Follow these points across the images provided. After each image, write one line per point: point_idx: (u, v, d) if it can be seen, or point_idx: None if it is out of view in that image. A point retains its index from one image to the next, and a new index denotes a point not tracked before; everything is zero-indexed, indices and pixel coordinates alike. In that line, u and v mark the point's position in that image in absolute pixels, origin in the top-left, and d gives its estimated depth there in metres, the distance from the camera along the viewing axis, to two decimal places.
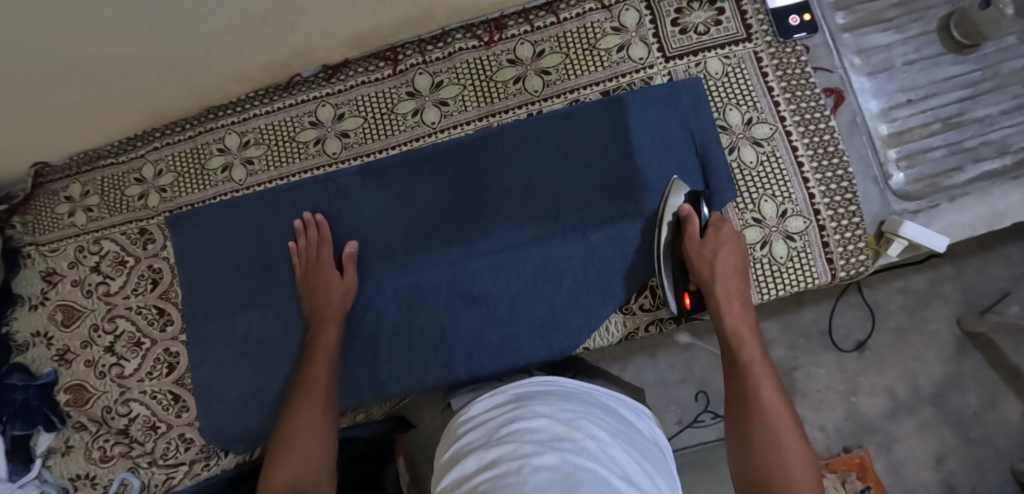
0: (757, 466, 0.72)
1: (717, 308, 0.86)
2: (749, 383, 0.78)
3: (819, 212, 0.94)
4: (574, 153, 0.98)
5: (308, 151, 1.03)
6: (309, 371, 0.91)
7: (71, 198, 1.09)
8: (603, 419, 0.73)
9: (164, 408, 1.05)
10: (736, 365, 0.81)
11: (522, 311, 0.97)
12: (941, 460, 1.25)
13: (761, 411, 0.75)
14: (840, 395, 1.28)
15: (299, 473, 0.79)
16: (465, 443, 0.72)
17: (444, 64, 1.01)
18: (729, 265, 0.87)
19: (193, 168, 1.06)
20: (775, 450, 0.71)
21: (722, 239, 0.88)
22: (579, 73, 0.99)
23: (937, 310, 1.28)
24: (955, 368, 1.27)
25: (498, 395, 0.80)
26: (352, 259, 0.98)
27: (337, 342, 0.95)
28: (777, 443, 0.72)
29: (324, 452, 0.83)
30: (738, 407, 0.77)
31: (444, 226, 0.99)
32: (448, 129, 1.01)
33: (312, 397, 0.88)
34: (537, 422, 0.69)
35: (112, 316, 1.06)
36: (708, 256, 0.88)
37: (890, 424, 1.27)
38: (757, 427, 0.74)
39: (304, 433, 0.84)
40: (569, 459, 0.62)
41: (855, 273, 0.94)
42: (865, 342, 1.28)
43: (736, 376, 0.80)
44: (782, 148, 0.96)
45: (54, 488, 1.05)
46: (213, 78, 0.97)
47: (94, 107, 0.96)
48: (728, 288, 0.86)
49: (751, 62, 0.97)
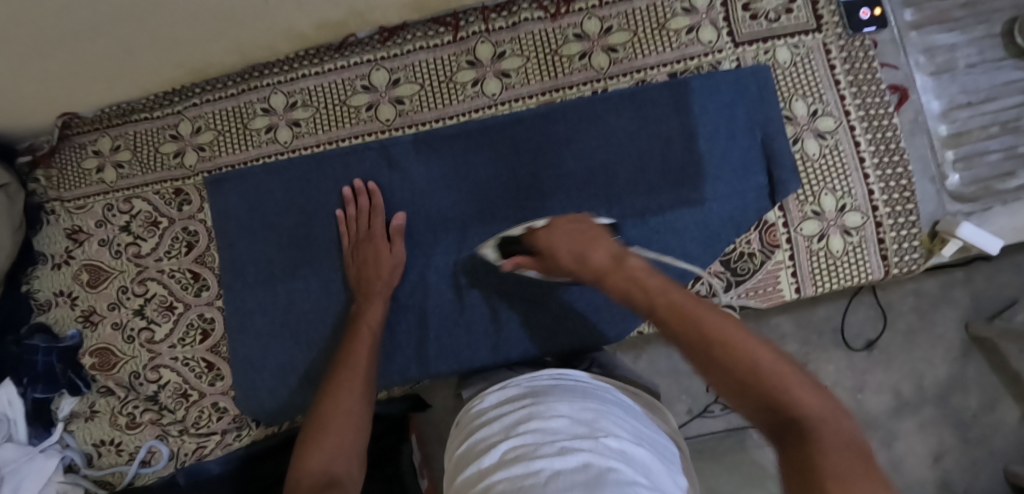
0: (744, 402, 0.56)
1: (573, 260, 0.76)
2: (680, 335, 0.61)
3: (877, 208, 0.95)
4: (638, 134, 0.95)
5: (359, 116, 0.99)
6: (349, 351, 0.85)
7: (101, 152, 1.05)
8: (624, 419, 0.70)
9: (196, 376, 1.01)
10: (625, 287, 0.69)
11: (577, 294, 0.96)
12: (938, 458, 1.29)
13: (701, 342, 0.59)
14: (847, 392, 1.32)
15: (332, 463, 0.71)
16: (479, 438, 0.71)
17: (508, 34, 0.97)
18: (572, 244, 0.76)
19: (236, 128, 1.02)
20: (747, 370, 0.56)
21: (562, 230, 0.79)
22: (646, 53, 0.97)
23: (946, 313, 1.31)
24: (958, 371, 1.30)
25: (510, 386, 0.79)
26: (399, 231, 0.94)
27: (381, 319, 0.91)
28: (735, 364, 0.57)
29: (357, 439, 0.76)
30: (693, 358, 0.60)
31: (500, 203, 0.96)
32: (510, 102, 0.97)
33: (347, 383, 0.80)
34: (554, 423, 0.66)
35: (143, 279, 1.03)
36: (553, 256, 0.78)
37: (892, 422, 1.31)
38: (713, 355, 0.58)
39: (337, 419, 0.76)
40: (592, 461, 0.59)
41: (907, 271, 0.96)
42: (875, 341, 1.31)
43: (668, 328, 0.63)
44: (845, 142, 0.95)
45: (77, 453, 1.02)
46: (266, 33, 0.92)
47: (137, 57, 0.91)
48: (587, 258, 0.74)
49: (820, 54, 0.96)
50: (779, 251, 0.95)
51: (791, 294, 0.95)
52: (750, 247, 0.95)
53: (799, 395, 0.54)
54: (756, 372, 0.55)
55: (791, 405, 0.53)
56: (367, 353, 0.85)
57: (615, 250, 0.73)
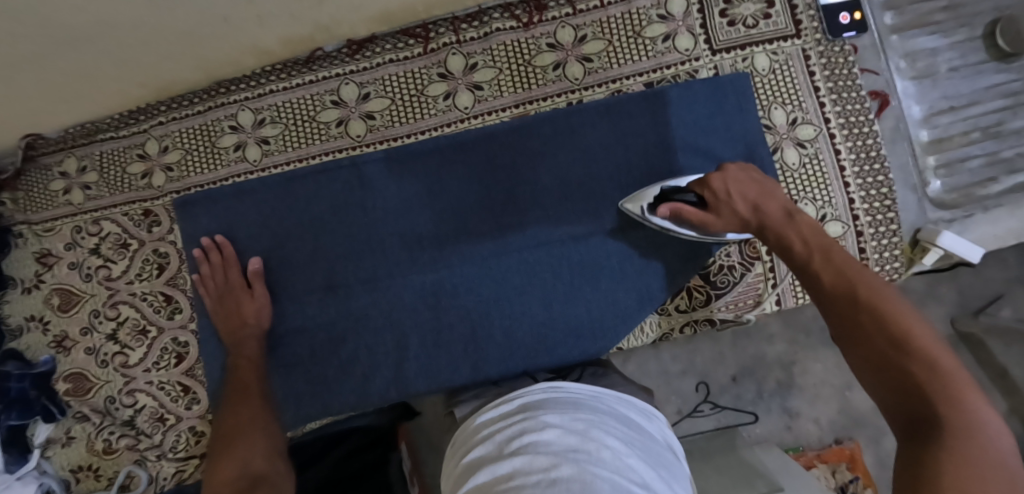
0: (884, 366, 0.62)
1: (772, 234, 0.80)
2: (850, 305, 0.68)
3: (858, 218, 0.94)
4: (614, 147, 0.94)
5: (329, 132, 0.97)
6: (238, 375, 0.90)
7: (67, 174, 1.03)
8: (615, 426, 0.70)
9: (172, 400, 1.00)
10: (830, 265, 0.73)
11: (556, 310, 0.95)
12: None
13: (874, 310, 0.65)
14: (835, 389, 1.32)
15: (247, 463, 0.76)
16: (477, 455, 0.70)
17: (480, 45, 0.95)
18: (753, 192, 0.83)
19: (204, 146, 0.99)
20: (895, 338, 0.62)
21: (738, 179, 0.84)
22: (622, 62, 0.94)
23: (935, 310, 1.28)
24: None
25: (505, 402, 0.78)
26: (257, 275, 0.95)
27: (260, 355, 0.93)
28: (916, 354, 0.60)
29: (269, 444, 0.81)
30: (845, 327, 0.67)
31: (476, 219, 0.95)
32: (482, 115, 0.95)
33: (244, 401, 0.86)
34: (548, 433, 0.66)
35: (115, 302, 1.01)
36: (725, 212, 0.84)
37: (875, 420, 1.32)
38: (875, 322, 0.65)
39: (244, 430, 0.82)
40: (586, 471, 0.60)
41: (889, 281, 0.95)
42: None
43: (835, 303, 0.69)
44: (825, 150, 0.94)
45: (55, 479, 1.00)
46: (228, 51, 0.90)
47: (94, 78, 0.88)
48: (763, 217, 0.81)
49: (800, 60, 0.94)
50: (759, 263, 0.94)
51: (771, 306, 0.94)
52: (730, 260, 0.93)
53: (955, 383, 0.57)
54: (935, 367, 0.59)
55: (929, 399, 0.57)
56: (252, 372, 0.91)
57: (810, 235, 0.77)
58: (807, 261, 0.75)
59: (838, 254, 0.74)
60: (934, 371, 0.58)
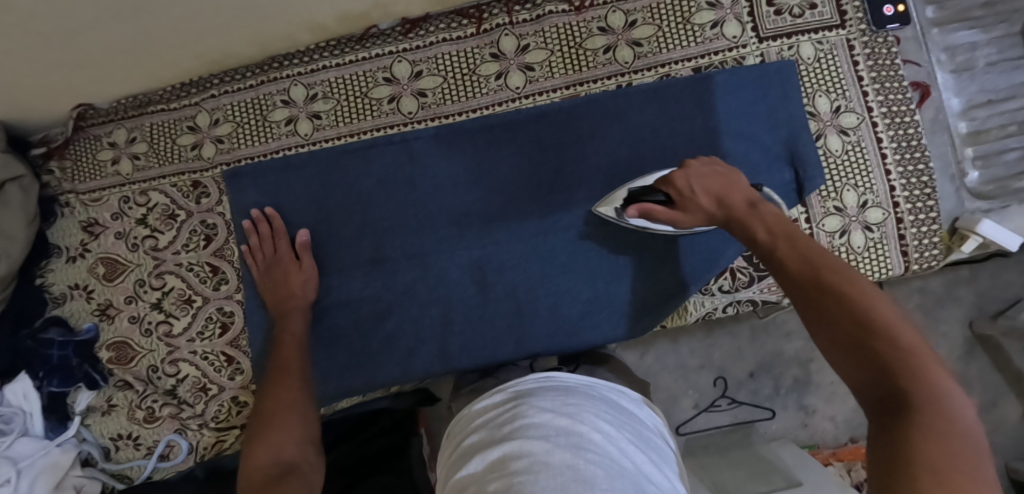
0: (853, 347, 0.58)
1: (737, 221, 0.76)
2: (815, 284, 0.63)
3: (898, 205, 0.96)
4: (662, 130, 0.96)
5: (381, 109, 0.98)
6: (279, 352, 0.88)
7: (115, 144, 1.03)
8: (605, 410, 0.73)
9: (215, 370, 1.01)
10: (794, 250, 0.68)
11: (602, 289, 0.96)
12: None
13: (841, 290, 0.61)
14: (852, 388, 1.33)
15: (279, 453, 0.74)
16: (471, 442, 0.72)
17: (532, 27, 0.97)
18: (717, 186, 0.80)
19: (255, 119, 1.00)
20: (863, 317, 0.58)
21: (702, 173, 0.82)
22: (671, 47, 0.96)
23: (951, 312, 1.31)
24: (962, 368, 1.31)
25: (501, 390, 0.80)
26: (305, 247, 0.96)
27: (304, 331, 0.93)
28: (881, 337, 0.57)
29: (306, 425, 0.80)
30: (811, 308, 0.62)
31: (524, 197, 0.96)
32: (533, 96, 0.97)
33: (284, 379, 0.84)
34: (538, 419, 0.68)
35: (161, 272, 1.02)
36: (691, 203, 0.80)
37: None
38: (843, 299, 0.60)
39: (280, 412, 0.79)
40: (578, 456, 0.62)
41: (927, 267, 0.97)
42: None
43: (799, 283, 0.65)
44: (867, 138, 0.96)
45: (95, 447, 1.01)
46: (287, 24, 0.92)
47: (155, 47, 0.90)
48: (729, 208, 0.77)
49: (844, 50, 0.96)
50: None
51: None
52: None
53: (921, 367, 0.54)
54: (903, 346, 0.55)
55: (898, 384, 0.53)
56: (294, 350, 0.89)
57: (775, 222, 0.73)
58: (771, 245, 0.71)
59: (800, 238, 0.70)
60: (901, 353, 0.55)
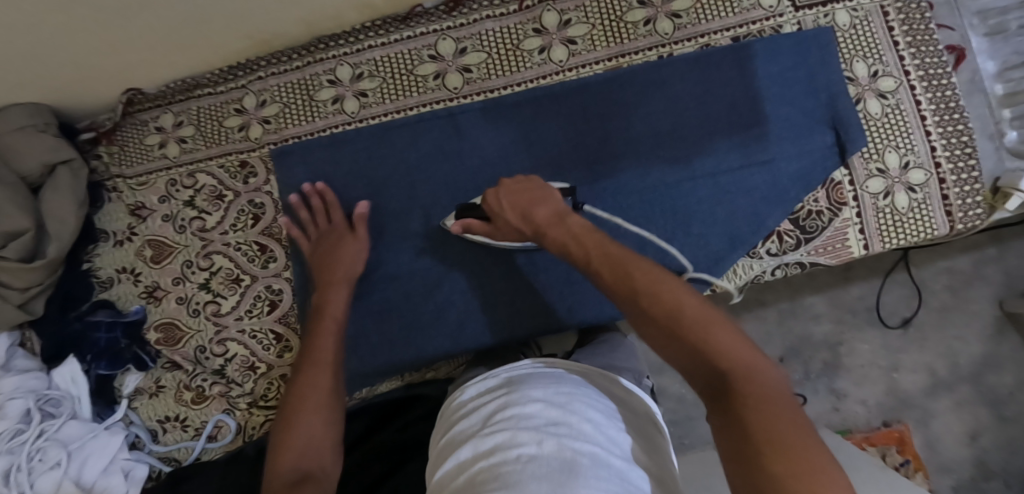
0: (673, 343, 0.59)
1: (546, 232, 0.78)
2: (628, 287, 0.65)
3: (940, 165, 0.97)
4: (705, 97, 0.97)
5: (426, 85, 1.00)
6: (313, 342, 0.84)
7: (163, 128, 1.05)
8: (599, 401, 0.69)
9: (264, 348, 1.01)
10: (598, 260, 0.70)
11: (653, 255, 0.96)
12: (974, 438, 1.29)
13: (649, 290, 0.63)
14: (882, 371, 1.31)
15: (302, 459, 0.71)
16: (460, 429, 0.70)
17: (573, 2, 0.99)
18: (528, 198, 0.82)
19: (301, 99, 1.02)
20: (669, 310, 0.60)
21: (512, 190, 0.84)
22: (710, 18, 0.98)
23: (978, 292, 1.31)
24: (992, 349, 1.30)
25: (489, 377, 0.77)
26: (361, 219, 0.96)
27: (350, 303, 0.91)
28: (688, 327, 0.58)
29: (330, 427, 0.76)
30: (631, 311, 0.64)
31: (572, 168, 0.97)
32: (577, 68, 0.99)
33: (316, 372, 0.80)
34: (529, 408, 0.65)
35: (208, 252, 1.02)
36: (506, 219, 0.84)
37: (928, 402, 1.30)
38: (649, 299, 0.62)
39: (307, 410, 0.76)
40: (567, 445, 0.59)
41: (972, 226, 0.97)
42: (910, 319, 1.32)
43: (616, 289, 0.66)
44: (906, 101, 0.98)
45: (143, 430, 1.01)
46: (339, 2, 0.94)
47: (210, 25, 0.92)
48: (540, 221, 0.79)
49: (879, 16, 0.99)
50: (846, 208, 0.97)
51: (860, 250, 0.97)
52: (818, 204, 0.96)
53: (726, 347, 0.56)
54: (705, 335, 0.57)
55: (716, 368, 0.55)
56: (330, 342, 0.84)
57: (579, 231, 0.75)
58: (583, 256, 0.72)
59: (607, 243, 0.71)
60: (709, 339, 0.57)
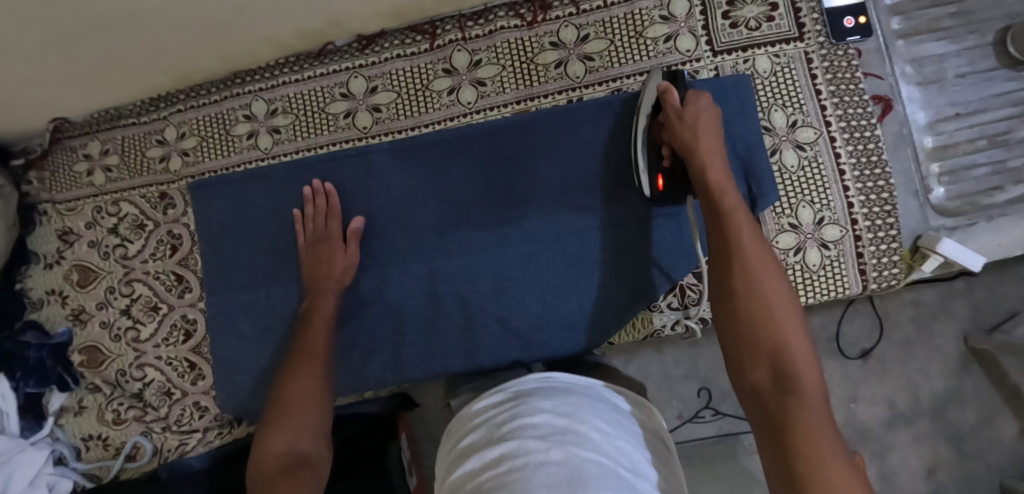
0: (750, 338, 0.68)
1: (697, 164, 0.82)
2: (737, 264, 0.73)
3: (856, 222, 0.93)
4: (615, 144, 0.95)
5: (337, 124, 1.00)
6: (306, 338, 0.89)
7: (91, 156, 1.08)
8: (605, 409, 0.71)
9: (179, 375, 1.04)
10: (724, 241, 0.76)
11: (551, 304, 0.96)
12: (932, 471, 1.24)
13: (749, 281, 0.71)
14: (840, 401, 1.26)
15: (296, 442, 0.77)
16: (469, 441, 0.70)
17: (484, 42, 0.97)
18: (709, 129, 0.84)
19: (219, 133, 1.04)
20: (763, 314, 0.69)
21: (700, 109, 0.85)
22: (624, 62, 0.96)
23: (944, 325, 1.25)
24: (955, 382, 1.24)
25: (500, 390, 0.78)
26: (355, 234, 0.96)
27: (333, 314, 0.94)
28: (779, 332, 0.67)
29: (321, 419, 0.81)
30: (723, 284, 0.73)
31: (478, 213, 0.97)
32: (485, 111, 0.98)
33: (309, 367, 0.86)
34: (538, 415, 0.68)
35: (129, 280, 1.06)
36: (687, 122, 0.84)
37: (886, 434, 1.25)
38: (745, 295, 0.71)
39: (301, 401, 0.81)
40: (572, 456, 0.61)
41: (887, 286, 0.94)
42: (871, 351, 1.26)
43: (721, 266, 0.74)
44: (825, 153, 0.94)
45: (67, 446, 1.06)
46: (246, 43, 0.94)
47: (119, 65, 0.93)
48: (707, 147, 0.82)
49: (801, 63, 0.94)
50: None
51: None
52: None
53: (801, 358, 0.65)
54: (785, 345, 0.66)
55: (787, 371, 0.64)
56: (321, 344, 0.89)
57: (730, 185, 0.79)
58: (712, 235, 0.77)
59: (738, 211, 0.77)
60: (792, 349, 0.66)
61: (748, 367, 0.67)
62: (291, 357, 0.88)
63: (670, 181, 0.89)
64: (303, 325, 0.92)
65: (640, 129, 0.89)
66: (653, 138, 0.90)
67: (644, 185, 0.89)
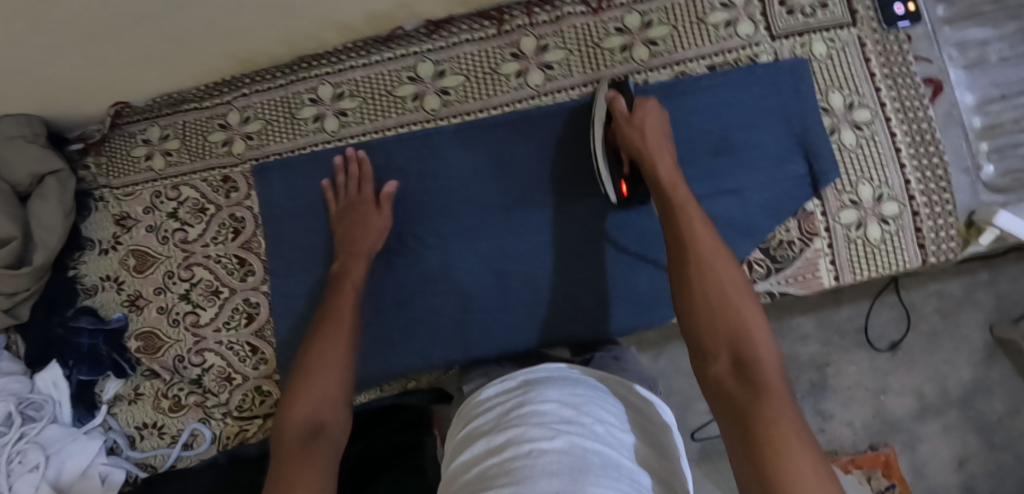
0: (706, 323, 0.67)
1: (652, 165, 0.84)
2: (690, 249, 0.73)
3: (914, 198, 0.97)
4: (679, 125, 0.98)
5: (405, 106, 1.02)
6: (333, 301, 0.88)
7: (149, 141, 1.08)
8: (612, 405, 0.69)
9: (240, 360, 1.03)
10: (678, 234, 0.75)
11: (622, 280, 0.98)
12: (961, 462, 1.26)
13: (702, 266, 0.71)
14: (868, 394, 1.28)
15: (317, 410, 0.74)
16: (476, 425, 0.69)
17: (551, 27, 1.00)
18: (657, 131, 0.87)
19: (284, 117, 1.04)
20: (722, 298, 0.68)
21: (648, 112, 0.88)
22: (686, 46, 0.99)
23: (970, 315, 1.27)
24: (982, 374, 1.27)
25: (509, 378, 0.76)
26: (388, 198, 0.98)
27: (361, 278, 0.93)
28: (741, 322, 0.66)
29: (340, 389, 0.78)
30: (680, 272, 0.72)
31: (543, 191, 0.98)
32: (553, 93, 1.00)
33: (334, 334, 0.83)
34: (544, 405, 0.65)
35: (189, 264, 1.05)
36: (638, 126, 0.87)
37: (915, 424, 1.27)
38: (699, 280, 0.70)
39: (323, 366, 0.79)
40: (577, 443, 0.59)
41: (945, 259, 0.97)
42: (899, 343, 1.28)
43: (678, 252, 0.74)
44: (881, 133, 0.97)
45: (121, 435, 1.05)
46: (317, 26, 0.96)
47: (190, 46, 0.94)
48: (659, 147, 0.85)
49: (856, 47, 0.99)
50: (817, 239, 0.97)
51: (830, 281, 0.97)
52: (790, 234, 0.97)
53: (759, 339, 0.65)
54: (742, 328, 0.66)
55: (749, 362, 0.63)
56: (350, 306, 0.88)
57: (683, 184, 0.81)
58: (666, 232, 0.77)
59: (690, 204, 0.78)
60: (752, 331, 0.65)
61: (710, 353, 0.66)
62: (315, 322, 0.86)
63: (631, 186, 0.92)
64: (331, 287, 0.91)
65: (596, 139, 0.92)
66: (608, 143, 0.93)
67: (609, 191, 0.92)
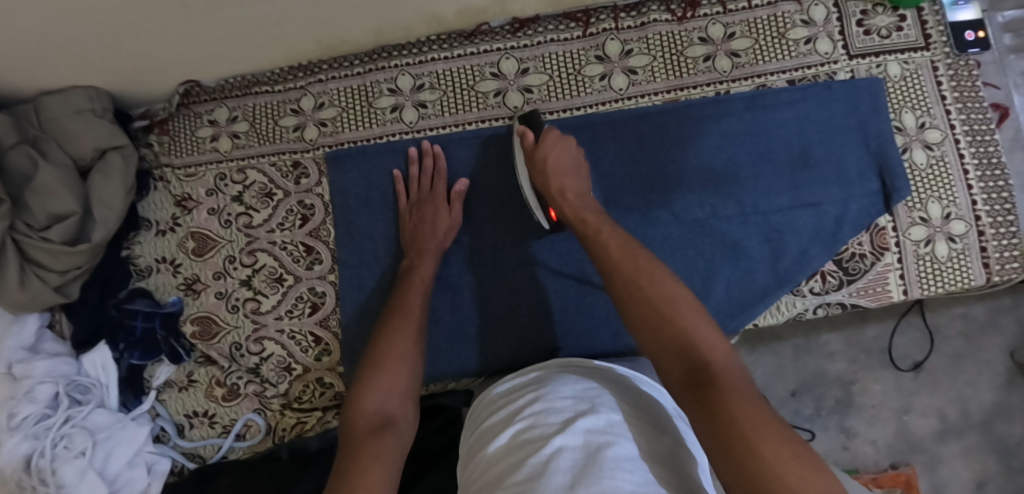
0: (657, 330, 0.65)
1: (558, 203, 0.86)
2: (613, 267, 0.73)
3: (980, 218, 0.99)
4: (759, 137, 1.00)
5: (486, 102, 1.01)
6: (402, 299, 0.85)
7: (216, 122, 1.05)
8: (628, 396, 0.67)
9: (302, 350, 1.00)
10: (607, 253, 0.75)
11: (701, 284, 0.98)
12: (980, 486, 1.14)
13: (637, 278, 0.70)
14: (892, 413, 1.17)
15: (384, 404, 0.70)
16: (494, 420, 0.68)
17: (636, 33, 1.02)
18: (563, 165, 0.88)
19: (360, 105, 1.03)
20: (655, 306, 0.66)
21: (549, 146, 0.89)
22: (768, 60, 1.01)
23: (991, 340, 1.17)
24: (1003, 397, 1.16)
25: (526, 372, 0.76)
26: (459, 196, 0.97)
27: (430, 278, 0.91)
28: (677, 325, 0.64)
29: (410, 382, 0.75)
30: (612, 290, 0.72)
31: (628, 195, 0.99)
32: (635, 98, 1.01)
33: (403, 327, 0.80)
34: (558, 401, 0.64)
35: (252, 249, 1.02)
36: (540, 162, 0.88)
37: (936, 446, 1.16)
38: (630, 293, 0.69)
39: (395, 360, 0.75)
40: (591, 439, 0.58)
41: (1008, 279, 0.99)
42: (923, 363, 1.18)
43: (610, 267, 0.73)
44: (950, 154, 1.00)
45: (170, 423, 1.00)
46: (409, 16, 0.95)
47: (279, 29, 0.92)
48: (563, 185, 0.86)
49: (928, 71, 1.02)
50: (888, 254, 0.99)
51: (898, 295, 0.99)
52: (861, 248, 0.98)
53: (705, 341, 0.62)
54: (685, 331, 0.63)
55: (702, 363, 0.60)
56: (417, 301, 0.85)
57: (590, 214, 0.82)
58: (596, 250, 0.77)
59: (607, 227, 0.79)
60: (695, 335, 0.63)
61: (665, 362, 0.63)
62: (384, 317, 0.82)
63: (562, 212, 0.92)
64: (401, 283, 0.89)
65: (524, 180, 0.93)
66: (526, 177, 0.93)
67: (541, 219, 0.93)
